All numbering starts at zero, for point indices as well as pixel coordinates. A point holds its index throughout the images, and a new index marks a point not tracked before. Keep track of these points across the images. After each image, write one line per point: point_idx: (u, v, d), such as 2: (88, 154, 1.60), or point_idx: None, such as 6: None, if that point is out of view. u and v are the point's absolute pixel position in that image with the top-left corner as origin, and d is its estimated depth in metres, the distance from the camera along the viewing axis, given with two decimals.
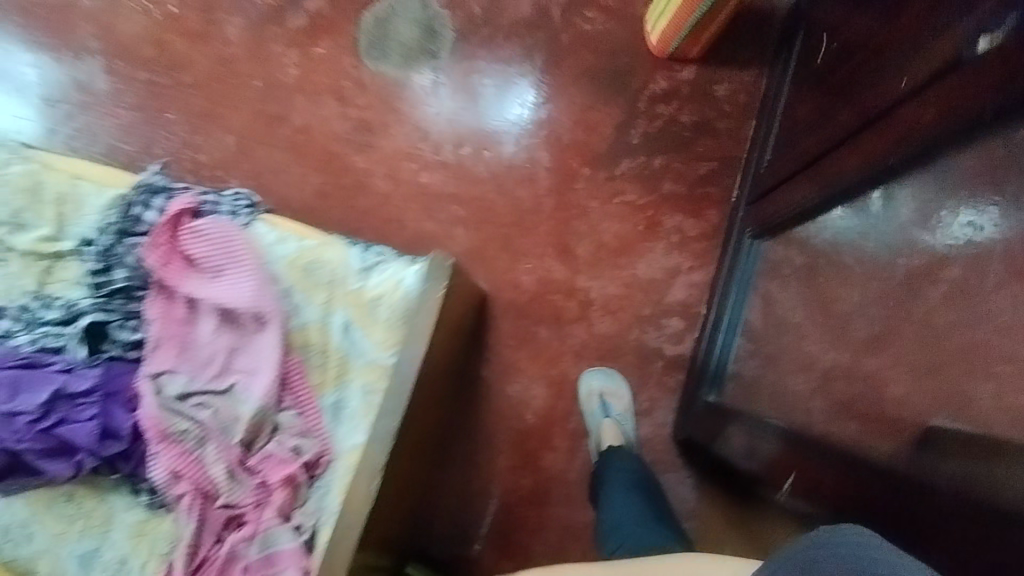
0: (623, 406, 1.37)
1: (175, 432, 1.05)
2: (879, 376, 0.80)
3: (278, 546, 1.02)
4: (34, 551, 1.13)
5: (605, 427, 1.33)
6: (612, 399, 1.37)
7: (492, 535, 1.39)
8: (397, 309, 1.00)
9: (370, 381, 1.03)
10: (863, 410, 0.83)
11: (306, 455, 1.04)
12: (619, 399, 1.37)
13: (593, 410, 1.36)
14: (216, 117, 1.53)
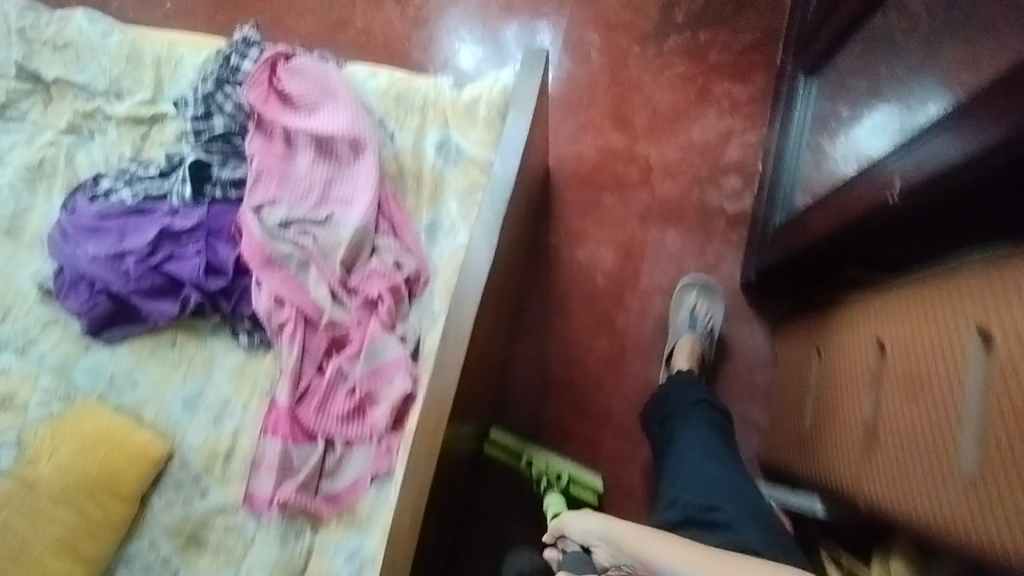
0: (711, 322, 1.37)
1: (278, 257, 1.10)
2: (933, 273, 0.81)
3: (385, 354, 1.07)
4: (139, 398, 1.15)
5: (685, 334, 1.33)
6: (705, 312, 1.38)
7: (573, 395, 1.40)
8: (492, 114, 1.13)
9: (466, 187, 1.12)
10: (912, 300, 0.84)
11: (407, 270, 1.10)
12: (709, 314, 1.37)
13: (684, 317, 1.37)
14: (281, 25, 1.61)
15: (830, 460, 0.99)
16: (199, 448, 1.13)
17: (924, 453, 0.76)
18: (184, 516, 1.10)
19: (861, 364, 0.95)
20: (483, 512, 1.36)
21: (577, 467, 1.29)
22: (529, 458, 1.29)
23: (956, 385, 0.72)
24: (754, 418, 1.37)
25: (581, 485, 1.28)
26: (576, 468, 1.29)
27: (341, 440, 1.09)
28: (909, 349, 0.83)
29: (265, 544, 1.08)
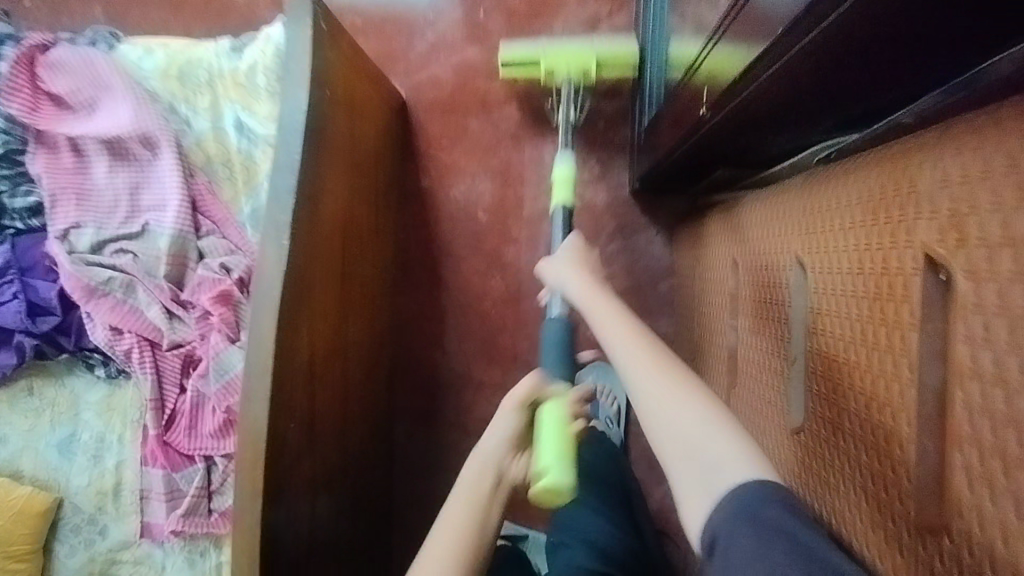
0: (615, 409, 1.22)
1: (100, 284, 0.99)
2: (774, 214, 0.71)
3: (234, 368, 0.97)
4: (12, 452, 1.10)
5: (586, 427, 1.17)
6: (609, 398, 1.22)
7: (476, 342, 1.34)
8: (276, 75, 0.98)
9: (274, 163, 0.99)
10: (761, 231, 0.75)
11: (236, 271, 0.98)
12: (612, 401, 1.22)
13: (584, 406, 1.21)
14: None
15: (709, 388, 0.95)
16: (87, 490, 1.09)
17: (765, 390, 0.71)
18: (90, 558, 1.09)
19: (722, 287, 0.88)
20: (410, 474, 1.35)
21: (602, 48, 1.22)
22: (550, 71, 1.23)
23: (785, 317, 0.65)
24: (664, 331, 1.31)
25: (609, 64, 1.24)
26: (601, 50, 1.22)
27: (222, 456, 1.05)
28: (756, 272, 0.75)
29: (175, 568, 1.08)
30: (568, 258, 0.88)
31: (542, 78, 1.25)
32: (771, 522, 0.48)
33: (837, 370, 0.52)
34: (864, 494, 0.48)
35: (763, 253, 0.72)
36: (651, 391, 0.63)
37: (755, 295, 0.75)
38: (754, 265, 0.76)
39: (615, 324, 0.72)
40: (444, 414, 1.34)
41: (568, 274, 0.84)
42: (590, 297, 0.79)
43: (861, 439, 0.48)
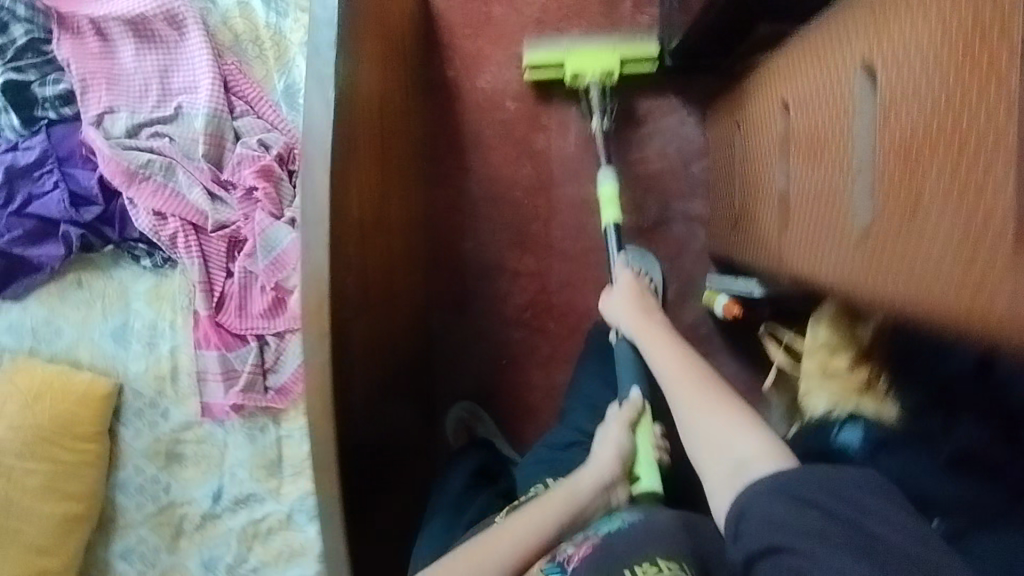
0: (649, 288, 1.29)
1: (139, 167, 0.98)
2: (823, 41, 0.72)
3: (281, 244, 0.98)
4: (68, 343, 1.13)
5: None
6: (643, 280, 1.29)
7: (510, 233, 1.35)
8: None
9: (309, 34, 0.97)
10: (806, 65, 0.76)
11: (275, 148, 0.98)
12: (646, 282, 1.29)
13: None
14: None
15: (758, 240, 0.95)
16: (145, 375, 1.13)
17: (821, 218, 0.73)
18: (155, 439, 1.15)
19: (772, 132, 0.87)
20: (450, 360, 1.39)
21: (624, 49, 1.23)
22: (577, 72, 1.23)
23: (844, 133, 0.66)
24: (696, 212, 1.32)
25: (632, 65, 1.25)
26: (623, 50, 1.23)
27: (272, 335, 1.08)
28: (806, 107, 0.76)
29: (237, 445, 1.13)
30: (626, 287, 1.05)
31: (568, 80, 1.25)
32: (798, 492, 0.63)
33: (915, 150, 0.53)
34: (953, 254, 0.50)
35: (814, 85, 0.74)
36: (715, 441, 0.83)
37: (802, 127, 0.77)
38: (803, 103, 0.77)
39: (662, 357, 0.95)
40: (481, 304, 1.37)
41: (625, 311, 1.04)
42: (645, 333, 1.00)
43: (951, 203, 0.50)
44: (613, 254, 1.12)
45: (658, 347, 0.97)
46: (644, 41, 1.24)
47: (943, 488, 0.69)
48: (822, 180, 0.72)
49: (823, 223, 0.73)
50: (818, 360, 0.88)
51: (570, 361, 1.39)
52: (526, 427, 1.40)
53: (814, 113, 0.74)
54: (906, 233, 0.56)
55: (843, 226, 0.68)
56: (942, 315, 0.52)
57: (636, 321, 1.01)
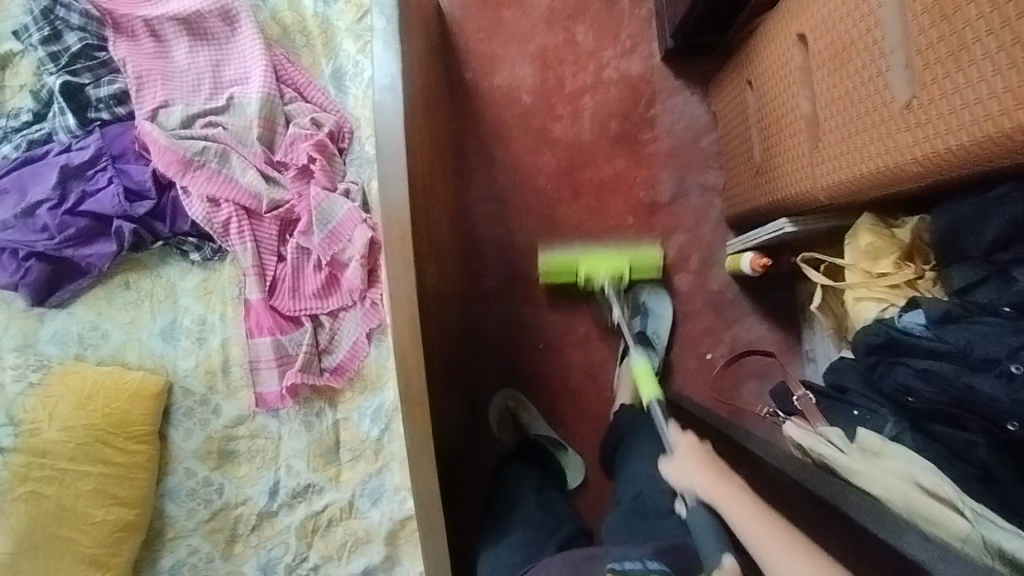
0: (658, 330, 1.36)
1: (195, 155, 1.04)
2: None
3: (337, 215, 1.04)
4: (116, 346, 1.12)
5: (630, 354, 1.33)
6: (652, 320, 1.36)
7: (536, 219, 1.40)
8: None
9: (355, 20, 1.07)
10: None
11: (327, 125, 1.05)
12: (655, 324, 1.36)
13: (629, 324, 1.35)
14: None
15: (783, 173, 1.03)
16: (195, 372, 1.12)
17: (853, 113, 0.80)
18: (207, 438, 1.12)
19: (788, 67, 0.97)
20: (489, 351, 1.40)
21: (632, 257, 1.35)
22: (589, 274, 1.34)
23: (870, 27, 0.74)
24: (711, 183, 1.39)
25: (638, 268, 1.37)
26: (631, 258, 1.36)
27: (326, 316, 1.10)
28: (823, 26, 0.85)
29: (293, 435, 1.12)
30: (688, 452, 0.96)
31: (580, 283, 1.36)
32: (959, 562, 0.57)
33: (947, 6, 0.61)
34: (1004, 78, 0.56)
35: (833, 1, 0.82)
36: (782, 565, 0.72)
37: (821, 43, 0.86)
38: (821, 23, 0.86)
39: (757, 527, 0.78)
40: (513, 291, 1.40)
41: (688, 466, 0.94)
42: (719, 490, 0.88)
43: (988, 33, 0.57)
44: (660, 419, 1.06)
45: (737, 510, 0.83)
46: (648, 250, 1.36)
47: (1002, 342, 0.70)
48: (850, 81, 0.80)
49: (852, 119, 0.80)
50: (862, 271, 0.91)
51: (606, 339, 1.40)
52: (569, 411, 1.40)
53: (832, 26, 0.83)
54: (950, 82, 0.62)
55: (877, 112, 0.75)
56: (1004, 129, 0.57)
57: (704, 483, 0.90)
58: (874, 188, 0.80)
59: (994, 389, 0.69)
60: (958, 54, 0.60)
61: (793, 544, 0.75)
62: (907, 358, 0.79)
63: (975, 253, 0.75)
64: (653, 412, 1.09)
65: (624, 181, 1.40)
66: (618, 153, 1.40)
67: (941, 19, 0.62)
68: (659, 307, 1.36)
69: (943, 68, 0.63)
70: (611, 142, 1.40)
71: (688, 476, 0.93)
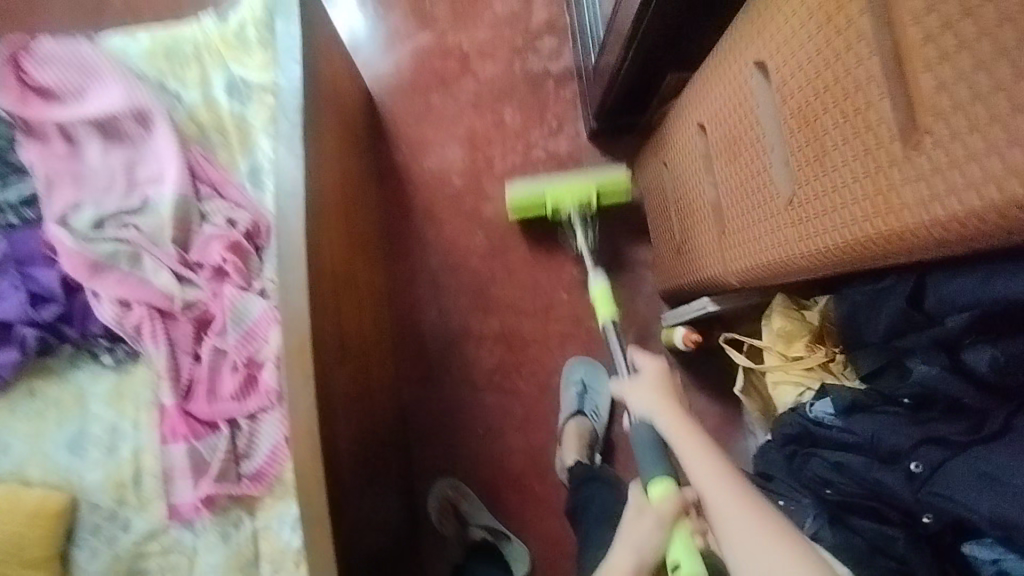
0: (600, 403, 1.34)
1: (104, 258, 1.01)
2: (725, 59, 0.84)
3: (251, 315, 1.01)
4: (18, 460, 1.06)
5: (569, 429, 1.30)
6: (593, 393, 1.34)
7: (470, 299, 1.39)
8: (259, 26, 1.06)
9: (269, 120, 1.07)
10: (712, 82, 0.89)
11: (242, 224, 1.03)
12: (598, 396, 1.34)
13: (570, 399, 1.33)
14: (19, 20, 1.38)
15: (699, 254, 1.04)
16: (103, 484, 1.06)
17: (750, 199, 0.81)
18: (114, 557, 1.05)
19: (692, 153, 1.00)
20: (427, 436, 1.35)
21: (598, 179, 1.32)
22: (557, 206, 1.32)
23: (755, 123, 0.76)
24: (643, 257, 1.40)
25: (609, 191, 1.33)
26: (597, 180, 1.32)
27: (244, 418, 1.05)
28: (716, 117, 0.88)
29: (208, 548, 1.04)
30: (653, 377, 0.92)
31: (550, 213, 1.33)
32: None
33: (812, 114, 0.62)
34: (863, 186, 0.56)
35: (723, 94, 0.85)
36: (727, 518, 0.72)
37: (716, 133, 0.89)
38: (716, 114, 0.88)
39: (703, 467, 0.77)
40: (450, 374, 1.37)
41: (656, 399, 0.88)
42: (677, 425, 0.84)
43: (846, 141, 0.58)
44: (615, 349, 1.16)
45: (693, 453, 0.80)
46: (618, 178, 1.32)
47: (905, 436, 0.69)
48: (744, 173, 0.82)
49: (749, 207, 0.81)
50: (778, 354, 0.91)
51: (547, 420, 1.37)
52: (512, 497, 1.34)
53: (726, 117, 0.85)
54: (827, 186, 0.62)
55: (768, 204, 0.76)
56: (866, 234, 0.57)
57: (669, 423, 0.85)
58: (774, 276, 0.81)
59: (896, 483, 0.69)
60: (827, 160, 0.61)
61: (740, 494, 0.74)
62: (821, 450, 0.79)
63: (873, 339, 0.76)
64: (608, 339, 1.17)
65: (557, 257, 1.40)
66: (549, 231, 1.41)
67: (809, 127, 0.63)
68: (599, 378, 1.35)
69: (817, 171, 0.63)
70: (542, 220, 1.41)
71: (650, 400, 0.88)
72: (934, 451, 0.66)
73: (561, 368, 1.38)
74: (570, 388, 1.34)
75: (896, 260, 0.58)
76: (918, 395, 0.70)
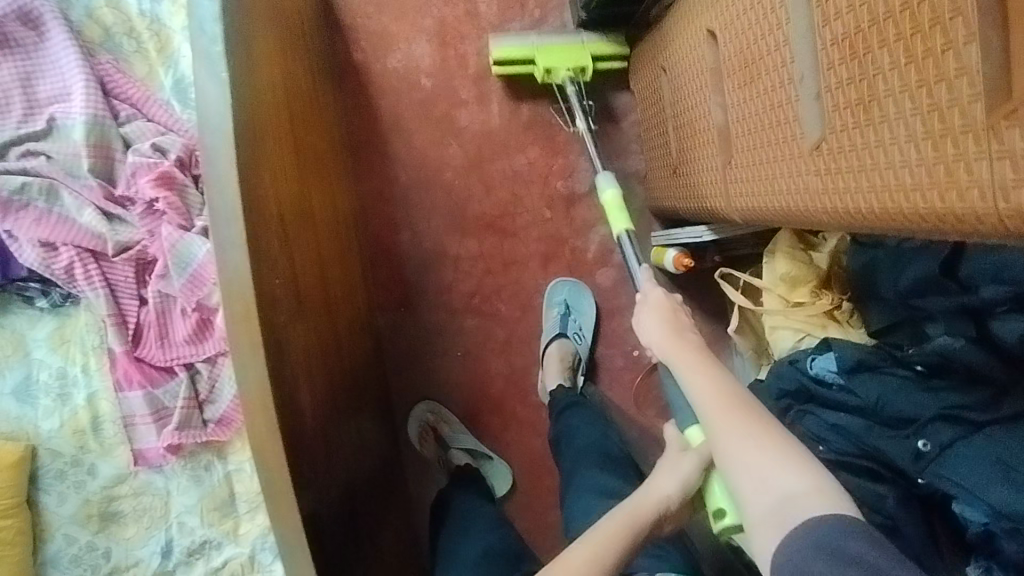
0: (584, 324, 1.28)
1: (14, 194, 0.86)
2: None
3: (195, 258, 0.88)
4: None
5: (551, 353, 1.25)
6: (577, 315, 1.28)
7: (444, 218, 1.28)
8: None
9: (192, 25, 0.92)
10: None
11: (173, 151, 0.88)
12: (583, 318, 1.28)
13: (552, 321, 1.27)
14: None
15: (699, 182, 0.93)
16: (60, 431, 1.00)
17: (767, 133, 0.70)
18: (84, 501, 1.01)
19: (697, 65, 0.86)
20: (404, 363, 1.30)
21: (594, 47, 1.18)
22: (547, 69, 1.17)
23: (783, 44, 0.63)
24: (633, 170, 1.28)
25: (604, 63, 1.21)
26: (594, 48, 1.19)
27: (202, 362, 0.97)
28: (732, 27, 0.74)
29: (181, 490, 1.02)
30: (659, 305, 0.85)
31: (540, 77, 1.18)
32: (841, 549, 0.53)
33: (861, 46, 0.50)
34: (920, 149, 0.46)
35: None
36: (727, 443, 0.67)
37: (731, 46, 0.75)
38: (728, 25, 0.75)
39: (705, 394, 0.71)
40: (426, 298, 1.29)
41: (659, 329, 0.82)
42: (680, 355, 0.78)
43: (905, 90, 0.46)
44: (631, 264, 1.03)
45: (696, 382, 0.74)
46: (616, 40, 1.20)
47: (917, 409, 0.64)
48: (761, 102, 0.70)
49: (765, 141, 0.70)
50: (779, 297, 0.84)
51: (528, 344, 1.32)
52: (493, 421, 1.32)
53: (741, 29, 0.71)
54: (867, 141, 0.51)
55: (790, 144, 0.65)
56: (915, 205, 0.47)
57: (673, 344, 0.80)
58: (785, 222, 0.72)
59: (899, 458, 0.64)
60: (874, 108, 0.50)
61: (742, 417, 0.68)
62: (816, 408, 0.73)
63: (888, 295, 0.69)
64: (623, 248, 1.05)
65: (539, 171, 1.28)
66: (530, 142, 1.27)
67: (855, 63, 0.51)
68: (582, 300, 1.28)
69: (857, 121, 0.52)
70: (523, 129, 1.27)
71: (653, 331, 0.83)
72: (947, 429, 0.62)
73: (543, 290, 1.30)
74: (552, 311, 1.28)
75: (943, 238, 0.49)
76: (933, 363, 0.64)
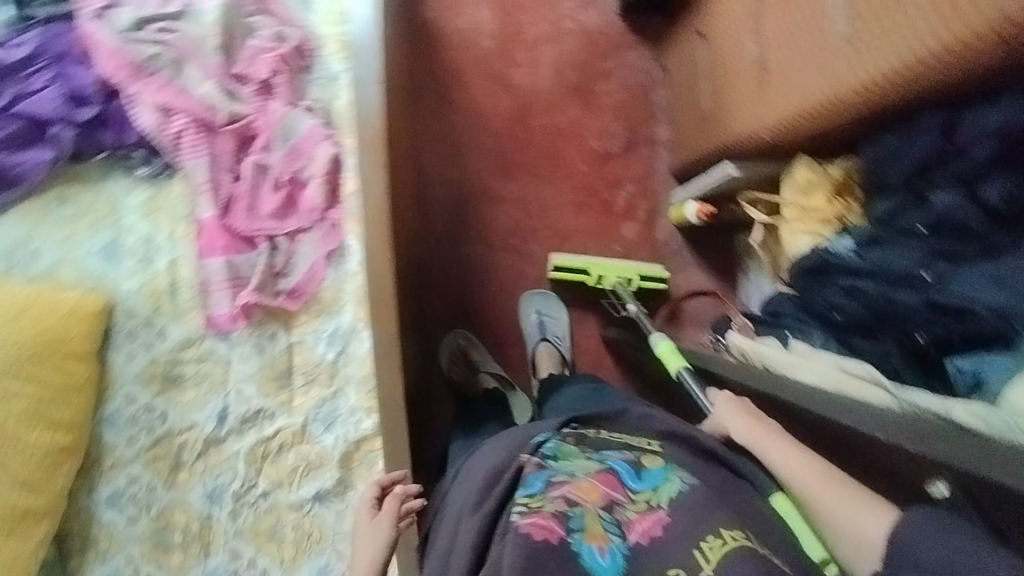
0: (561, 330, 1.38)
1: (146, 61, 1.02)
2: None
3: (299, 131, 1.06)
4: (50, 264, 1.07)
5: (539, 349, 1.34)
6: (551, 320, 1.39)
7: (489, 162, 1.42)
8: None
9: None
10: None
11: (292, 38, 1.07)
12: (558, 323, 1.38)
13: (531, 331, 1.37)
14: None
15: (727, 118, 1.11)
16: (139, 292, 1.08)
17: (796, 48, 0.89)
18: (151, 361, 1.08)
19: (734, 13, 1.05)
20: (443, 289, 1.41)
21: (642, 268, 1.40)
22: (600, 276, 1.38)
23: None
24: (659, 137, 1.45)
25: (649, 281, 1.40)
26: (643, 269, 1.40)
27: (283, 237, 1.08)
28: None
29: (243, 358, 1.09)
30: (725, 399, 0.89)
31: (591, 281, 1.38)
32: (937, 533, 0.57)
33: None
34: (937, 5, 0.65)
35: None
36: (820, 501, 0.73)
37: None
38: None
39: (788, 466, 0.77)
40: (467, 232, 1.42)
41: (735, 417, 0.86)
42: (757, 433, 0.82)
43: None
44: (695, 390, 0.99)
45: (777, 454, 0.79)
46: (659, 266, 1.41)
47: (915, 260, 0.81)
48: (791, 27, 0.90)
49: (791, 55, 0.90)
50: (798, 206, 1.02)
51: (556, 283, 1.44)
52: (518, 353, 1.43)
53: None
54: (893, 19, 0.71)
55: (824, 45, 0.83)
56: (937, 46, 0.66)
57: (749, 431, 0.83)
58: (812, 122, 0.89)
59: (911, 297, 0.80)
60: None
61: (829, 482, 0.73)
62: (836, 278, 0.91)
63: (896, 181, 0.84)
64: (686, 384, 1.01)
65: (578, 129, 1.44)
66: (571, 103, 1.44)
67: None
68: (554, 307, 1.39)
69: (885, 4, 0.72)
70: (567, 91, 1.44)
71: (724, 419, 0.87)
72: (944, 264, 0.79)
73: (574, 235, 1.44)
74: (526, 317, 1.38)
75: (965, 72, 0.67)
76: (934, 223, 0.80)
